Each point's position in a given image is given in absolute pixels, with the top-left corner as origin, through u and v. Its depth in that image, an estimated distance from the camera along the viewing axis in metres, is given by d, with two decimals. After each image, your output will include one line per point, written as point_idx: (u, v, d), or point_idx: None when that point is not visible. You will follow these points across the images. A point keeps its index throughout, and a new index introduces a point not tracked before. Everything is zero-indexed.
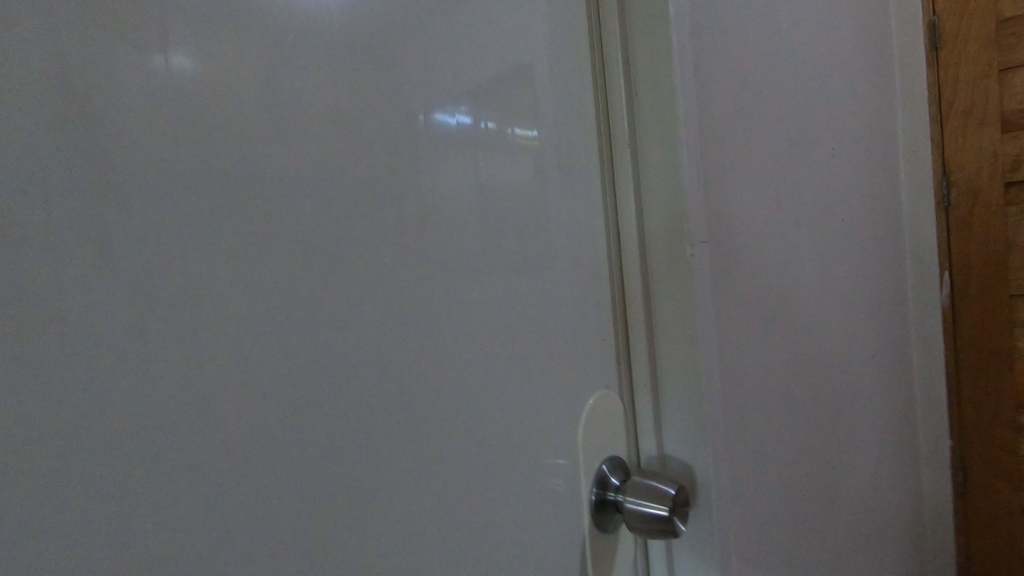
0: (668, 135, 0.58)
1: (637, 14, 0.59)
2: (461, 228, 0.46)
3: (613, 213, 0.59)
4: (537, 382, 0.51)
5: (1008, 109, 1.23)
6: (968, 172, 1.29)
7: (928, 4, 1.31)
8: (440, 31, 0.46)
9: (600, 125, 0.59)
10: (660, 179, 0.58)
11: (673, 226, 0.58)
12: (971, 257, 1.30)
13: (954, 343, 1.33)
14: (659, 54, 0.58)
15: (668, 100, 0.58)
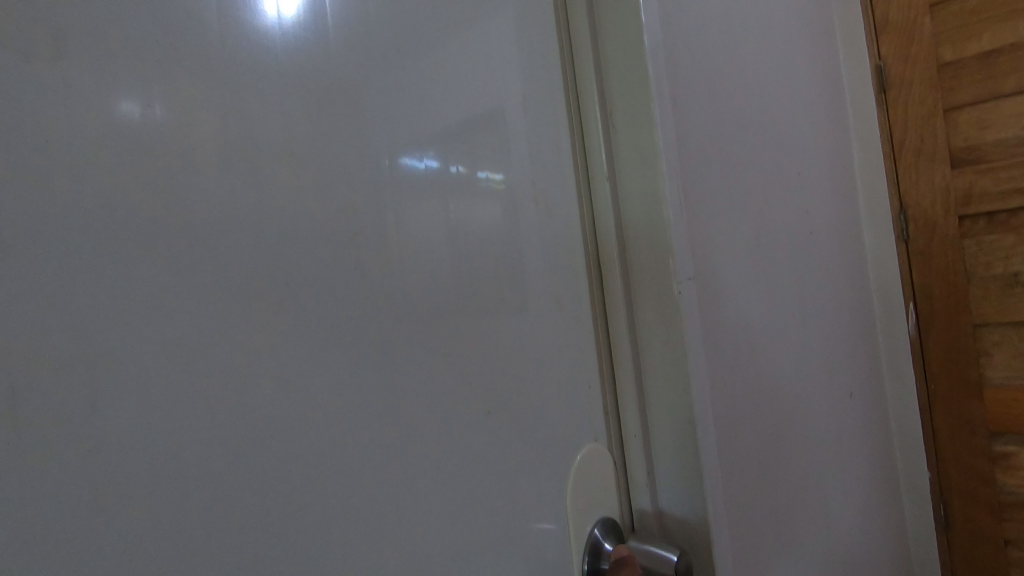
0: (646, 168, 0.58)
1: (611, 55, 0.60)
2: (432, 269, 0.45)
3: (592, 244, 0.60)
4: (523, 427, 0.49)
5: (955, 146, 1.29)
6: (923, 207, 1.33)
7: (874, 49, 1.38)
8: (407, 76, 0.47)
9: (579, 160, 0.61)
10: (640, 212, 0.59)
11: (659, 261, 0.57)
12: (933, 286, 1.33)
13: (925, 373, 1.35)
14: (636, 91, 0.58)
15: (646, 134, 0.58)
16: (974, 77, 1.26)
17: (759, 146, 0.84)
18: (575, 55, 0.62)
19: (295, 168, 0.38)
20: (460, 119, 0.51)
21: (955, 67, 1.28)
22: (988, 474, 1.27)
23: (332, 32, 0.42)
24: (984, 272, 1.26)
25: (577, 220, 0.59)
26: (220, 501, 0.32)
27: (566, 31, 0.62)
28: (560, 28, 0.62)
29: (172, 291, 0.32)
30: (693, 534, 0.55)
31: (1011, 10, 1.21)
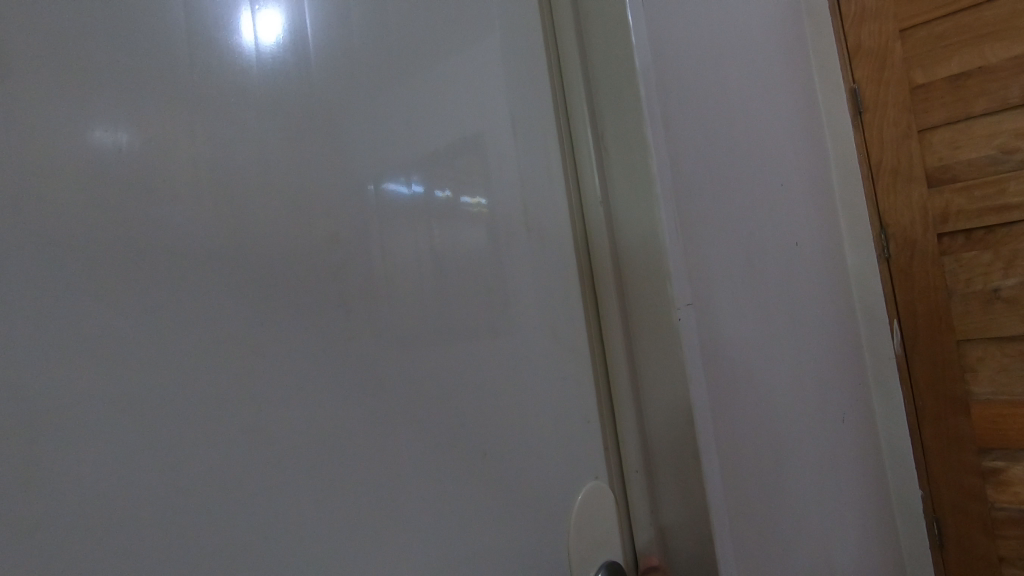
0: (641, 193, 0.58)
1: (605, 83, 0.61)
2: (414, 297, 0.45)
3: (589, 267, 0.62)
4: (503, 456, 0.49)
5: (930, 166, 1.32)
6: (902, 225, 1.35)
7: (848, 73, 1.42)
8: (395, 100, 0.46)
9: (573, 184, 0.62)
10: (635, 236, 0.59)
11: (655, 280, 0.58)
12: (915, 303, 1.34)
13: (912, 390, 1.35)
14: (629, 118, 0.59)
15: (641, 159, 0.58)
16: (945, 100, 1.29)
17: (744, 170, 0.85)
18: (568, 83, 0.63)
19: (277, 197, 0.38)
20: (447, 141, 0.50)
21: (926, 90, 1.31)
22: (979, 490, 1.27)
23: (319, 58, 0.41)
24: (963, 288, 1.28)
25: (573, 245, 0.60)
26: (191, 534, 0.31)
27: (558, 61, 0.64)
28: (553, 59, 0.63)
29: (152, 320, 0.31)
30: (697, 551, 0.56)
31: (978, 35, 1.25)
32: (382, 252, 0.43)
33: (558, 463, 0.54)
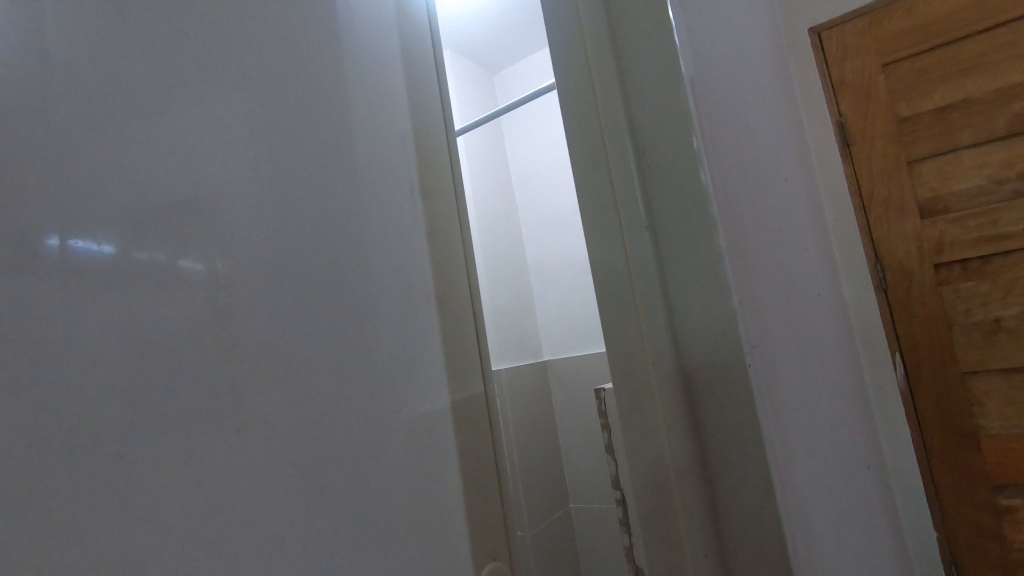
0: (703, 307, 0.47)
1: (657, 161, 0.49)
2: (277, 297, 0.36)
3: (645, 389, 0.48)
4: (375, 452, 0.41)
5: (921, 197, 1.31)
6: (896, 257, 1.34)
7: (833, 107, 1.42)
8: (173, 99, 0.33)
9: (623, 285, 0.50)
10: (700, 355, 0.47)
11: (722, 333, 0.46)
12: (916, 335, 1.31)
13: (919, 425, 1.30)
14: (689, 211, 0.47)
15: (705, 265, 0.47)
16: (932, 132, 1.30)
17: (769, 193, 0.80)
18: (614, 160, 0.51)
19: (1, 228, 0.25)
20: (313, 79, 0.44)
21: (912, 122, 1.32)
22: (997, 530, 1.21)
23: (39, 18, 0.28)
24: (965, 319, 1.26)
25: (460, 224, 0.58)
26: None
27: (602, 134, 0.52)
28: (595, 132, 0.52)
29: None
30: None
31: (960, 69, 1.27)
32: (233, 233, 0.34)
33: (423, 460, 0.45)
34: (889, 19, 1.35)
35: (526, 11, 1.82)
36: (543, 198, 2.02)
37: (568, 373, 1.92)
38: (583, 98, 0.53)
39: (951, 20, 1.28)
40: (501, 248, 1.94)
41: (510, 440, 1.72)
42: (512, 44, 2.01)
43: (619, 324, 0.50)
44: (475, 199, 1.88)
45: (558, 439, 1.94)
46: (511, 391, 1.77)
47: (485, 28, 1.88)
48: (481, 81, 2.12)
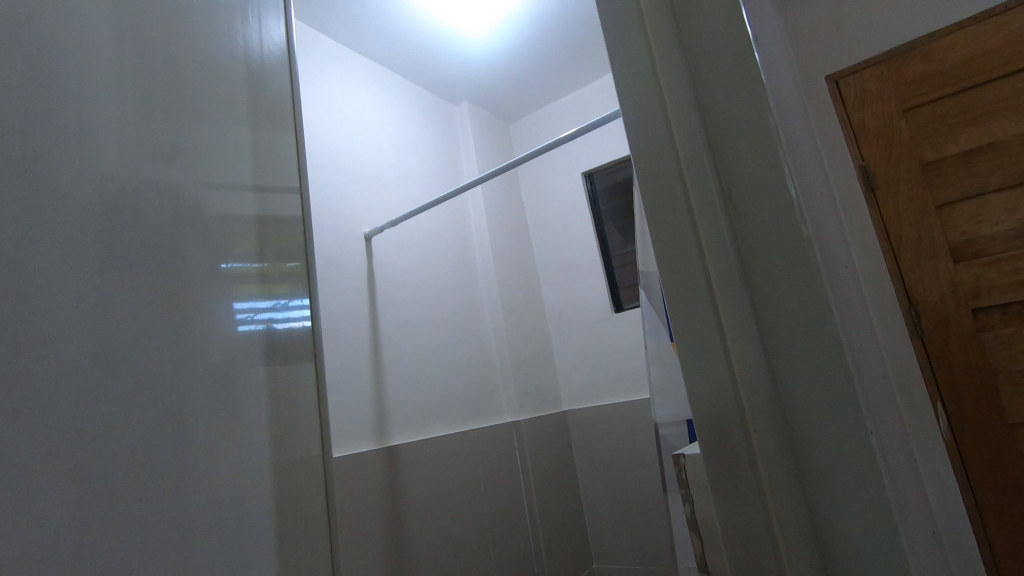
0: (818, 363, 0.27)
1: (736, 144, 0.30)
2: (110, 304, 0.41)
3: (741, 466, 0.29)
4: (210, 407, 0.47)
5: (953, 240, 1.28)
6: (931, 301, 1.28)
7: (855, 151, 1.39)
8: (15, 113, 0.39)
9: (705, 333, 0.30)
10: (819, 431, 0.27)
11: (831, 418, 0.27)
12: (958, 384, 1.24)
13: (968, 481, 1.22)
14: (783, 222, 0.28)
15: (816, 298, 0.27)
16: (959, 175, 1.28)
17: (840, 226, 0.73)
18: (680, 148, 0.31)
19: None
20: (130, 92, 0.48)
21: (937, 166, 1.31)
22: None
23: None
24: (1008, 366, 1.21)
25: (307, 271, 0.63)
26: None
27: (663, 109, 0.32)
28: (653, 109, 0.32)
29: None
30: None
31: (983, 114, 1.27)
32: (57, 236, 0.39)
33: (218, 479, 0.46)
34: (906, 66, 1.36)
35: (543, 62, 1.87)
36: (561, 245, 2.01)
37: (590, 421, 1.85)
38: (631, 60, 0.34)
39: (970, 66, 1.28)
40: (518, 294, 1.91)
41: (530, 495, 1.64)
42: (528, 94, 2.05)
43: (707, 385, 0.30)
44: (493, 246, 1.87)
45: (580, 494, 1.85)
46: (531, 442, 1.71)
47: (503, 79, 1.92)
48: (498, 130, 2.15)
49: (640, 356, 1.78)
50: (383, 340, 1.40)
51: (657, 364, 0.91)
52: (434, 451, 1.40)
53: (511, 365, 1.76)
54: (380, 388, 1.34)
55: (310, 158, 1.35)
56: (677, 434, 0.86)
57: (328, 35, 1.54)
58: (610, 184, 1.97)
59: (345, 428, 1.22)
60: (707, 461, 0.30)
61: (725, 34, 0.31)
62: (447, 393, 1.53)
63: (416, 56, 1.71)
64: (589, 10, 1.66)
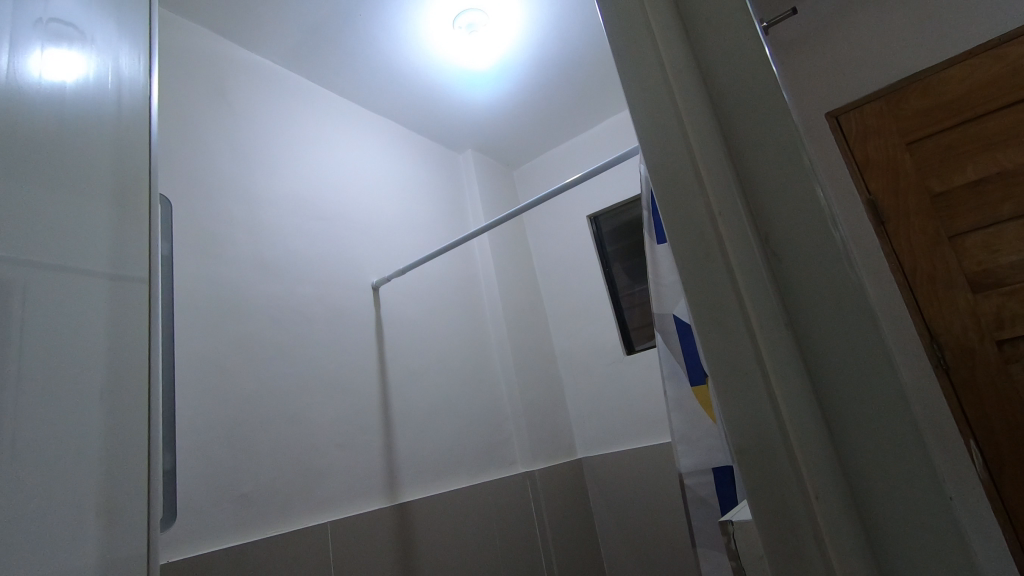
0: (883, 418, 0.25)
1: (771, 188, 0.28)
2: None
3: (802, 536, 0.25)
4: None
5: (969, 270, 1.26)
6: (952, 333, 1.25)
7: (861, 185, 1.40)
8: None
9: (750, 386, 0.27)
10: (891, 495, 0.24)
11: (901, 473, 0.24)
12: (990, 419, 1.19)
13: (1012, 525, 1.15)
14: (830, 269, 0.27)
15: (873, 347, 0.25)
16: (968, 206, 1.27)
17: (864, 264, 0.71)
18: (711, 192, 0.30)
19: None
20: None
21: (947, 197, 1.30)
22: None
23: None
24: None
25: (147, 362, 0.50)
26: None
27: (687, 150, 0.31)
28: (676, 149, 0.31)
29: None
30: None
31: (988, 145, 1.26)
32: None
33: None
34: (905, 101, 1.37)
35: (544, 109, 1.91)
36: (569, 287, 2.00)
37: (607, 469, 1.79)
38: (654, 102, 0.33)
39: (969, 98, 1.30)
40: (527, 339, 1.89)
41: (548, 549, 1.57)
42: (531, 141, 2.09)
43: (755, 445, 0.27)
44: (501, 291, 1.86)
45: (599, 547, 1.76)
46: (546, 492, 1.65)
47: (505, 127, 1.97)
48: (502, 176, 2.18)
49: (656, 399, 1.73)
50: (392, 391, 1.37)
51: (679, 410, 0.88)
52: (447, 504, 1.35)
53: (523, 413, 1.72)
54: (390, 441, 1.30)
55: (318, 210, 1.37)
56: (704, 485, 0.82)
57: (334, 91, 1.60)
58: (615, 225, 1.98)
59: (355, 483, 1.18)
60: (763, 532, 0.26)
61: (752, 75, 0.30)
62: (459, 443, 1.49)
63: (420, 108, 1.76)
64: (588, 57, 1.70)
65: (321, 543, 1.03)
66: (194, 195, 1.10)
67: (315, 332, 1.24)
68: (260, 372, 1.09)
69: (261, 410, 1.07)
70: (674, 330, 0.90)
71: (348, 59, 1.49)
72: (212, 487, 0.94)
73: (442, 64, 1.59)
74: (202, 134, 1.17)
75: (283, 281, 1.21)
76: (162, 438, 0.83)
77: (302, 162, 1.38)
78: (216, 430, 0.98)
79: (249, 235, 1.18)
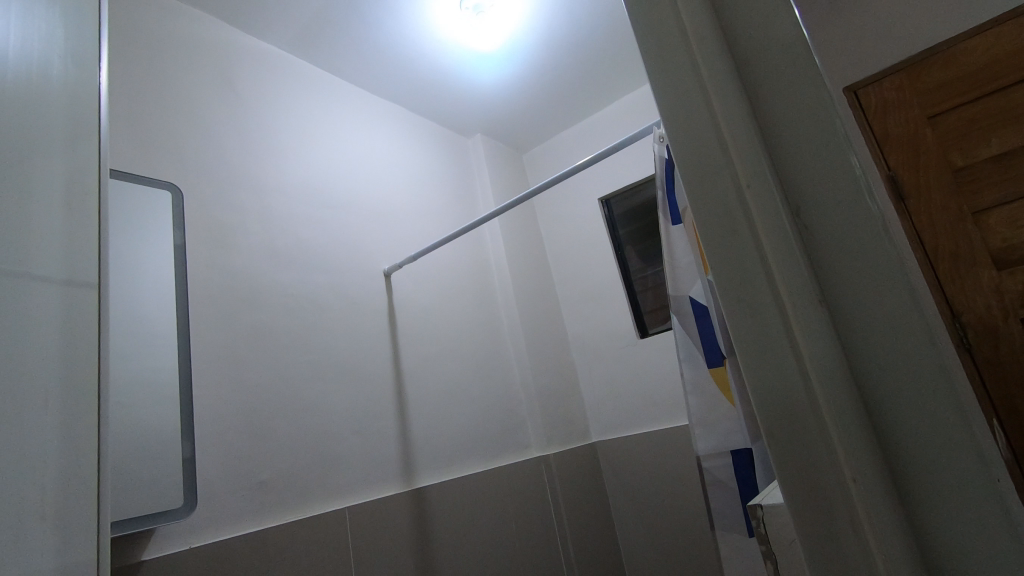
0: (925, 393, 0.23)
1: (803, 157, 0.27)
2: None
3: (838, 517, 0.24)
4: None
5: (993, 247, 1.22)
6: (975, 312, 1.22)
7: (881, 161, 1.36)
8: None
9: (780, 365, 0.26)
10: (934, 474, 0.23)
11: (942, 446, 0.23)
12: (1013, 399, 1.17)
13: None
14: (869, 240, 0.25)
15: (914, 321, 0.24)
16: (993, 180, 1.24)
17: None
18: (737, 162, 0.28)
19: None
20: None
21: (970, 171, 1.26)
22: None
23: None
24: None
25: (95, 371, 0.49)
26: None
27: (712, 118, 0.29)
28: (701, 119, 0.30)
29: None
30: None
31: (1012, 116, 1.23)
32: None
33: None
34: (926, 73, 1.33)
35: (553, 91, 1.89)
36: (581, 271, 1.98)
37: (622, 453, 1.79)
38: (675, 73, 0.31)
39: (994, 69, 1.25)
40: (540, 323, 1.88)
41: (564, 532, 1.58)
42: (540, 124, 2.06)
43: (789, 427, 0.26)
44: (512, 276, 1.85)
45: (614, 529, 1.77)
46: (561, 476, 1.65)
47: (513, 110, 1.94)
48: (512, 160, 2.15)
49: (671, 383, 1.72)
50: (406, 378, 1.37)
51: (696, 392, 0.87)
52: (463, 489, 1.36)
53: (537, 397, 1.72)
54: (405, 427, 1.31)
55: (328, 198, 1.36)
56: (723, 467, 0.81)
57: (342, 77, 1.58)
58: (627, 207, 1.96)
59: (371, 469, 1.18)
60: (798, 515, 0.25)
61: (779, 38, 0.28)
62: (473, 428, 1.49)
63: (429, 92, 1.74)
64: (598, 37, 1.67)
65: (339, 529, 1.04)
66: (204, 185, 1.10)
67: (329, 320, 1.24)
68: (274, 361, 1.10)
69: (277, 398, 1.07)
70: (690, 312, 0.88)
71: (355, 45, 1.48)
72: (230, 474, 0.95)
73: (451, 47, 1.57)
74: (210, 124, 1.17)
75: (295, 270, 1.21)
76: (181, 428, 0.88)
77: (311, 149, 1.37)
78: (232, 418, 0.99)
79: (261, 224, 1.18)
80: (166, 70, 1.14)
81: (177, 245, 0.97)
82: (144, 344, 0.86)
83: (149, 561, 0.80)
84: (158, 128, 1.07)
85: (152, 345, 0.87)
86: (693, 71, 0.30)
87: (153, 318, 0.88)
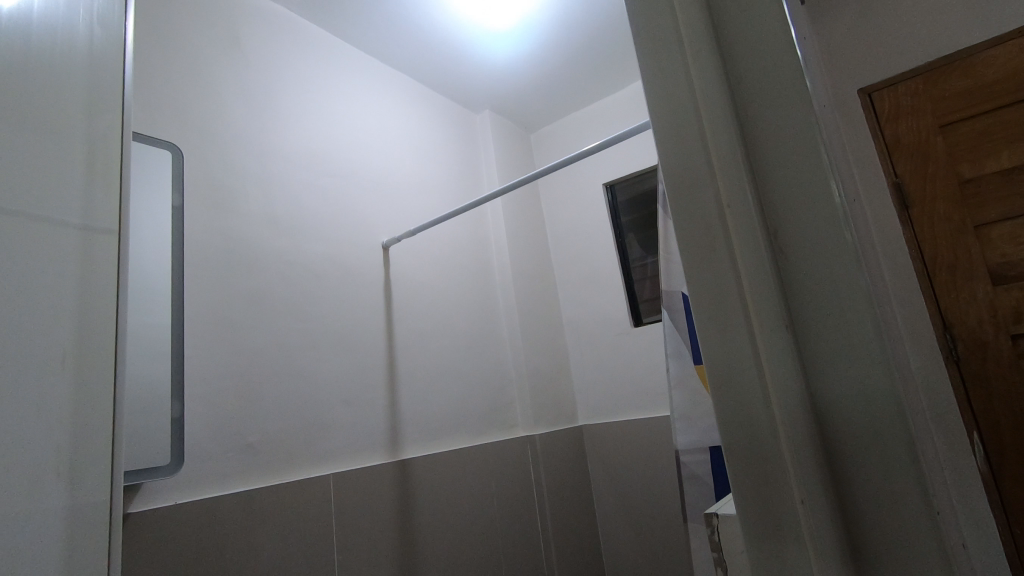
0: (878, 424, 0.24)
1: (783, 178, 0.27)
2: None
3: (785, 535, 0.25)
4: None
5: (992, 263, 1.22)
6: (965, 324, 1.23)
7: (889, 167, 1.35)
8: None
9: (744, 384, 0.27)
10: (875, 503, 0.24)
11: (886, 471, 0.24)
12: (996, 414, 1.18)
13: (1006, 518, 1.14)
14: (838, 269, 0.26)
15: (874, 354, 0.25)
16: (999, 194, 1.23)
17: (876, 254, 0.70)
18: (721, 181, 0.29)
19: None
20: None
21: (976, 184, 1.25)
22: None
23: None
24: None
25: (114, 324, 0.50)
26: None
27: (700, 131, 0.30)
28: (689, 130, 0.30)
29: None
30: None
31: None
32: None
33: (38, 541, 0.41)
34: (943, 80, 1.31)
35: (566, 72, 1.86)
36: (580, 256, 1.98)
37: (607, 438, 1.82)
38: (666, 85, 0.31)
39: (1010, 82, 1.24)
40: (537, 306, 1.89)
41: (544, 511, 1.61)
42: (550, 104, 2.03)
43: (747, 445, 0.26)
44: (512, 255, 1.85)
45: (594, 510, 1.81)
46: (545, 457, 1.67)
47: (525, 87, 1.91)
48: (519, 139, 2.14)
49: (661, 374, 1.74)
50: (397, 352, 1.38)
51: (680, 388, 0.88)
52: (447, 464, 1.38)
53: (527, 378, 1.73)
54: (394, 400, 1.32)
55: (329, 166, 1.35)
56: (700, 462, 0.83)
57: (352, 43, 1.56)
58: (631, 194, 1.95)
59: (357, 439, 1.20)
60: (748, 532, 0.26)
61: (773, 56, 0.28)
62: (462, 404, 1.51)
63: (440, 65, 1.71)
64: (617, 19, 1.64)
65: (323, 493, 1.07)
66: (205, 146, 1.09)
67: (326, 288, 1.25)
68: (269, 327, 1.11)
69: (270, 364, 1.09)
70: (680, 307, 0.89)
71: (368, 12, 1.45)
72: (218, 434, 0.97)
73: (463, 22, 1.54)
74: (215, 85, 1.15)
75: (292, 237, 1.21)
76: (174, 386, 0.90)
77: (315, 116, 1.36)
78: (223, 381, 1.00)
79: (262, 190, 1.18)
80: (172, 26, 1.12)
81: (176, 206, 0.97)
82: (140, 303, 0.87)
83: (134, 514, 0.82)
84: (164, 87, 1.06)
85: (148, 304, 0.88)
86: (685, 84, 0.30)
87: (149, 277, 0.89)
